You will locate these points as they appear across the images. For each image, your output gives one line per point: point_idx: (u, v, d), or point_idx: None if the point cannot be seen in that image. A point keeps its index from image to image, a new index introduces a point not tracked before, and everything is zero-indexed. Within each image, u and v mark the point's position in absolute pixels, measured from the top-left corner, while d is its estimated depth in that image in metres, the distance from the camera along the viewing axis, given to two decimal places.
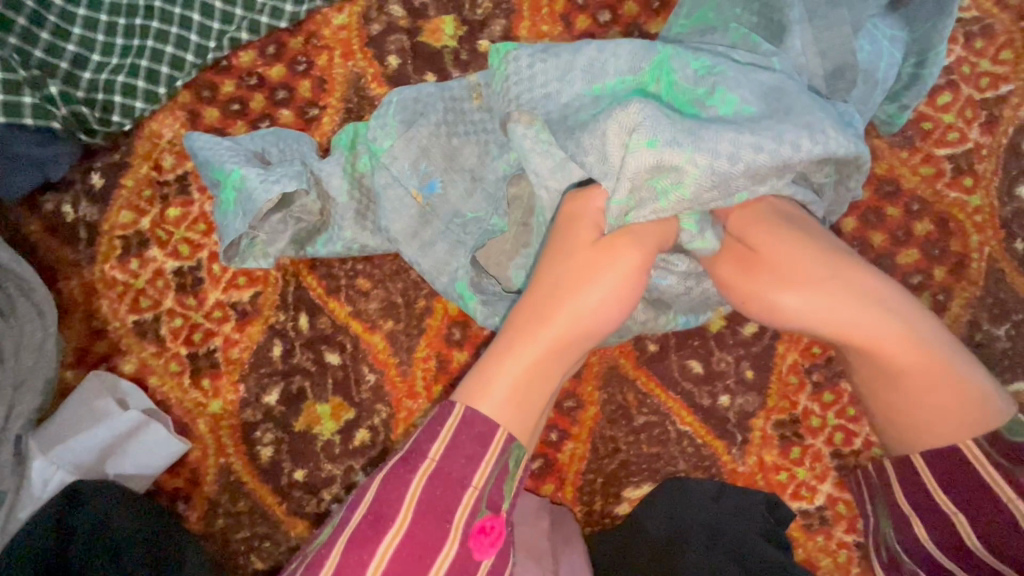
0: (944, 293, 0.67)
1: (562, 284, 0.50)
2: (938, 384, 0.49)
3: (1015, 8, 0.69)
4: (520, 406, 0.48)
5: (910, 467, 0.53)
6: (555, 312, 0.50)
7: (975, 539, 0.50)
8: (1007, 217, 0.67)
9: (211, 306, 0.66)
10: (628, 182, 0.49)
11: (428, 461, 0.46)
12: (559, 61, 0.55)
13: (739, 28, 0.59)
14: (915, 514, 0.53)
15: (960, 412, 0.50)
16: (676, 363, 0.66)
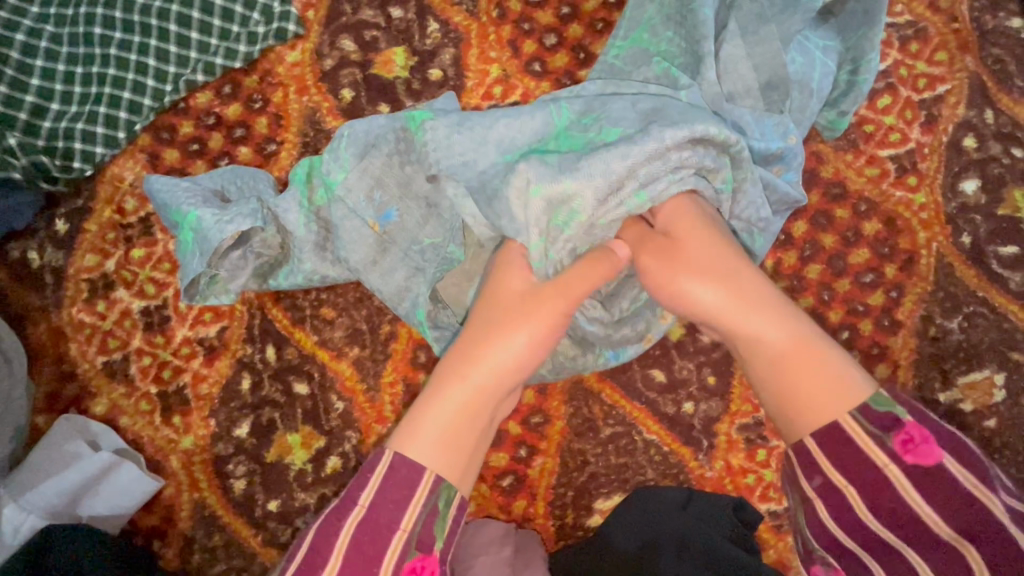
0: (896, 289, 0.69)
1: (486, 328, 0.54)
2: (805, 363, 0.50)
3: (946, 11, 0.71)
4: (448, 446, 0.51)
5: (812, 461, 0.50)
6: (477, 358, 0.53)
7: (872, 517, 0.47)
8: (952, 213, 0.69)
9: (178, 343, 0.67)
10: (535, 228, 0.55)
11: (358, 507, 0.49)
12: (467, 119, 0.59)
13: (661, 61, 0.62)
14: (817, 496, 0.50)
15: (826, 387, 0.49)
16: (639, 372, 0.67)
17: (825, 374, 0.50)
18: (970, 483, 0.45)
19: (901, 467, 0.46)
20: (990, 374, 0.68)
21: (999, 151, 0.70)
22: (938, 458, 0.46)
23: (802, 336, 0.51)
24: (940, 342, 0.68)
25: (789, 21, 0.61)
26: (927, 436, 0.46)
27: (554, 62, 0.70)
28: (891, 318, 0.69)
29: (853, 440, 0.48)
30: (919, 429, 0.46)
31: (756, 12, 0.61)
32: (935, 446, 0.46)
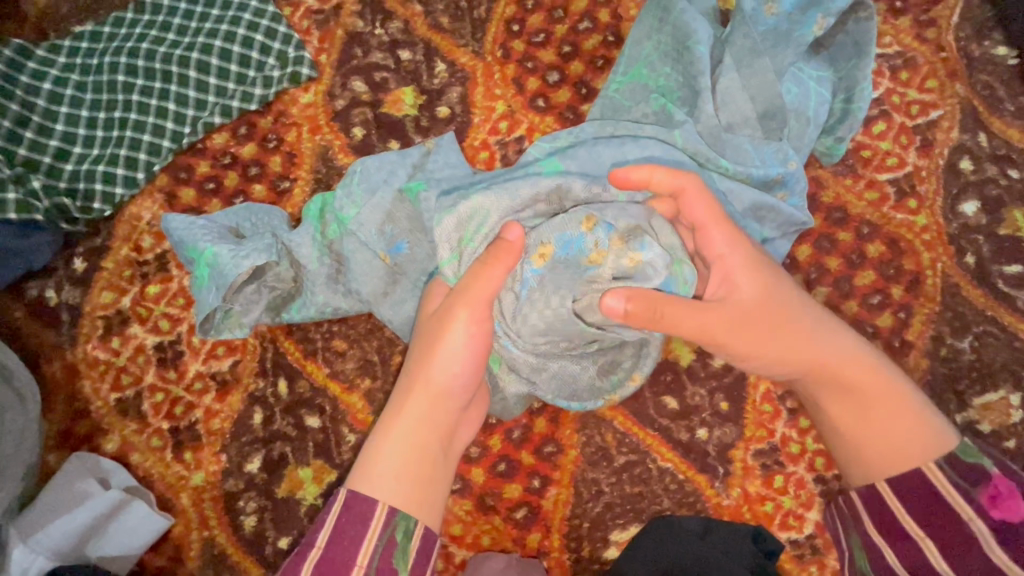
0: (904, 309, 0.69)
1: (424, 347, 0.54)
2: (893, 416, 0.54)
3: (932, 42, 0.74)
4: (403, 474, 0.51)
5: (879, 497, 0.54)
6: (415, 387, 0.54)
7: (941, 565, 0.49)
8: (955, 234, 0.70)
9: (191, 378, 0.67)
10: (445, 245, 0.56)
11: (315, 550, 0.47)
12: (456, 187, 0.63)
13: (659, 98, 0.64)
14: (881, 538, 0.54)
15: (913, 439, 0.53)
16: (651, 400, 0.67)
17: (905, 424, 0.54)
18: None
19: (987, 521, 0.47)
20: (1005, 394, 0.67)
21: (995, 172, 0.71)
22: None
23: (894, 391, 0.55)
24: (952, 362, 0.68)
25: (780, 54, 0.64)
26: (1014, 490, 0.48)
27: (558, 97, 0.72)
28: (901, 339, 0.69)
29: (934, 487, 0.51)
30: (1005, 483, 0.48)
31: (751, 45, 0.64)
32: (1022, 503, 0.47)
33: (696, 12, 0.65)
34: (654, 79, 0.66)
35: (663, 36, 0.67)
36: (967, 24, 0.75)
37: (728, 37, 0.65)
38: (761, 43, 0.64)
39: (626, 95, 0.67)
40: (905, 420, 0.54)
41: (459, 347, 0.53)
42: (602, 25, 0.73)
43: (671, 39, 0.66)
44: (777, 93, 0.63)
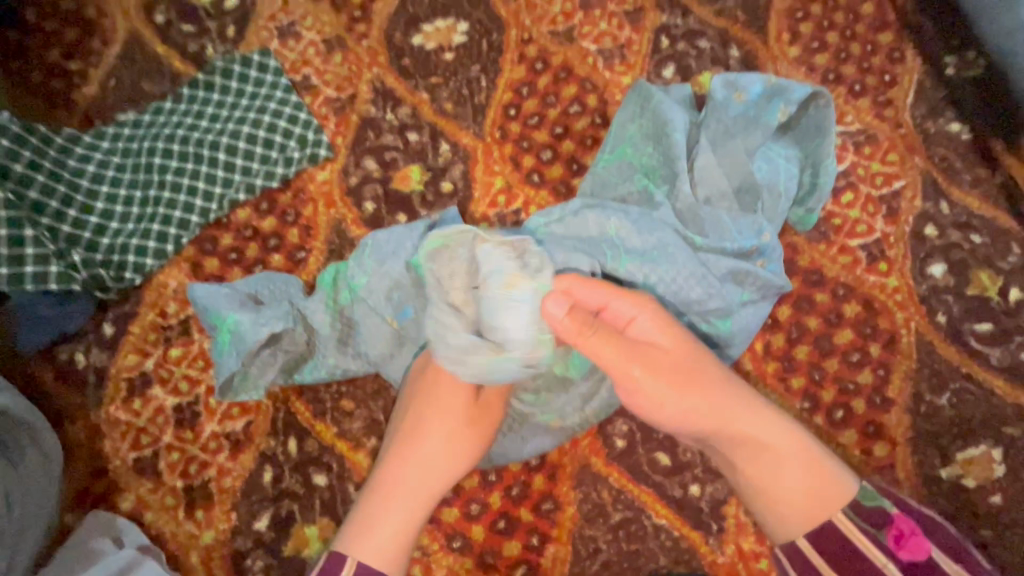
0: (883, 367, 0.73)
1: (407, 425, 0.61)
2: (812, 477, 0.57)
3: (891, 120, 0.82)
4: (389, 544, 0.57)
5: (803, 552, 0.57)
6: (414, 458, 0.60)
7: None
8: (925, 294, 0.75)
9: (206, 438, 0.71)
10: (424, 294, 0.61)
11: None
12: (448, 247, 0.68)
13: (642, 177, 0.72)
14: None
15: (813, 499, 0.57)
16: (644, 456, 0.70)
17: (816, 478, 0.57)
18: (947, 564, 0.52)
19: (898, 564, 0.53)
20: (986, 449, 0.70)
21: (959, 237, 0.77)
22: (926, 549, 0.53)
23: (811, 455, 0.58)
24: (933, 418, 0.71)
25: (749, 138, 0.71)
26: (912, 528, 0.54)
27: (551, 173, 0.79)
28: (882, 396, 0.72)
29: (859, 547, 0.54)
30: (906, 522, 0.54)
31: (720, 133, 0.72)
32: (924, 538, 0.53)
33: (672, 103, 0.73)
34: (637, 160, 0.73)
35: (644, 124, 0.74)
36: (922, 104, 0.82)
37: (702, 124, 0.73)
38: (731, 132, 0.72)
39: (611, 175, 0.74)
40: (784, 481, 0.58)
41: (443, 439, 0.60)
42: (590, 108, 0.82)
43: (649, 126, 0.73)
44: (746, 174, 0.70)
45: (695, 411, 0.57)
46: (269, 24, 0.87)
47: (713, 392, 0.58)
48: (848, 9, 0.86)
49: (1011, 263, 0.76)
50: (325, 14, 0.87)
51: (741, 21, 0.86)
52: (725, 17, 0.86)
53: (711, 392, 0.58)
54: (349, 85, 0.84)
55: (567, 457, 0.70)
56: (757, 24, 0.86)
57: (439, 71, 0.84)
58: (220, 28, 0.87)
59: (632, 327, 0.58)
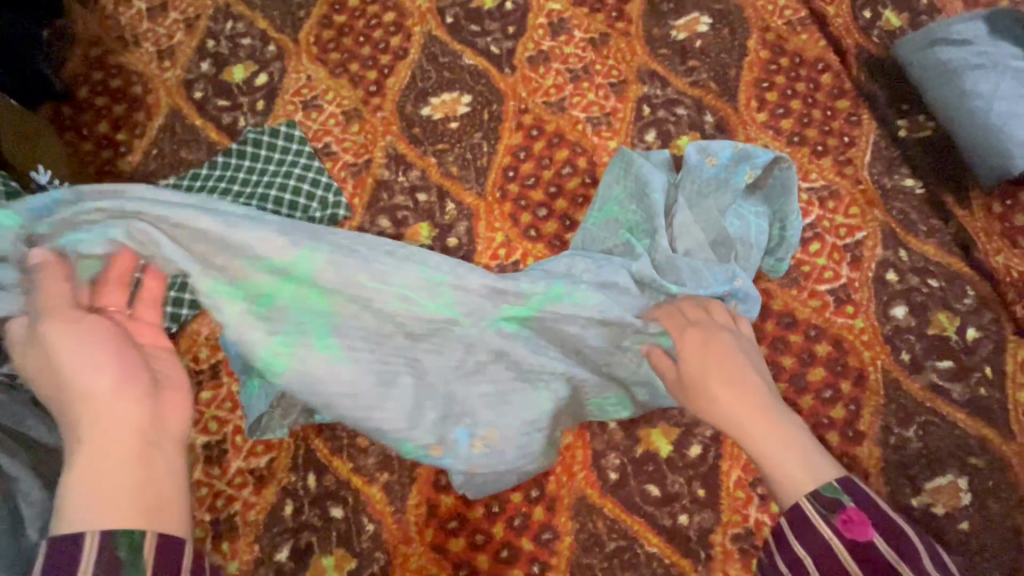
0: (854, 402, 0.79)
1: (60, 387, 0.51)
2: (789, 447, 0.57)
3: (851, 177, 0.91)
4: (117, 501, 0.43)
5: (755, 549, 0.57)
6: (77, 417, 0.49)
7: None
8: (889, 334, 0.82)
9: (232, 473, 0.77)
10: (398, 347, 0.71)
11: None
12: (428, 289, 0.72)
13: (626, 233, 0.80)
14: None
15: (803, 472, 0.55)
16: (636, 487, 0.75)
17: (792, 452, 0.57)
18: (894, 559, 0.47)
19: (841, 542, 0.49)
20: (953, 478, 0.75)
21: (917, 282, 0.84)
22: (872, 536, 0.48)
23: (784, 429, 0.59)
24: (902, 450, 0.77)
25: (719, 197, 0.80)
26: (864, 517, 0.49)
27: (546, 228, 0.88)
28: (854, 429, 0.78)
29: (806, 517, 0.51)
30: (857, 511, 0.50)
31: (694, 192, 0.81)
32: (870, 528, 0.49)
33: (653, 166, 0.83)
34: (622, 215, 0.82)
35: (629, 184, 0.83)
36: (879, 162, 0.92)
37: (679, 185, 0.82)
38: (701, 190, 0.81)
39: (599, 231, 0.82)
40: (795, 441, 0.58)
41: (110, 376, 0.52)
42: (580, 170, 0.91)
43: (632, 186, 0.82)
44: (717, 228, 0.79)
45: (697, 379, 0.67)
46: (294, 99, 0.99)
47: (744, 374, 0.66)
48: (808, 79, 0.97)
49: (967, 305, 0.83)
50: (344, 90, 0.99)
51: (713, 91, 0.97)
52: (698, 88, 0.97)
53: (727, 370, 0.66)
54: (365, 151, 0.94)
55: (564, 489, 0.76)
56: (727, 93, 0.97)
57: (446, 138, 0.94)
58: (251, 103, 0.99)
59: (694, 338, 0.69)
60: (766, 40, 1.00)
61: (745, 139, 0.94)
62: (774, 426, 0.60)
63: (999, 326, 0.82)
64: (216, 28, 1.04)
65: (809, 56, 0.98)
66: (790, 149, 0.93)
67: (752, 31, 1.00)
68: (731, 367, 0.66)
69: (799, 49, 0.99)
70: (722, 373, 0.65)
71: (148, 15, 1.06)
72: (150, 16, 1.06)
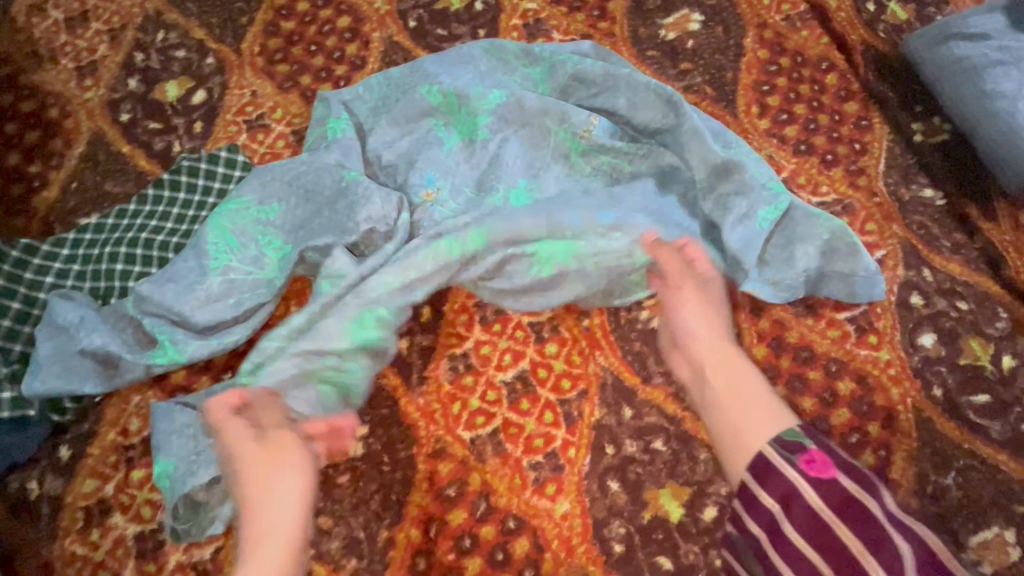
0: (884, 447, 0.70)
1: None
2: (743, 393, 0.64)
3: (865, 188, 0.82)
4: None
5: (773, 468, 0.57)
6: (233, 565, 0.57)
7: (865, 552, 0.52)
8: (918, 366, 0.73)
9: (171, 569, 0.65)
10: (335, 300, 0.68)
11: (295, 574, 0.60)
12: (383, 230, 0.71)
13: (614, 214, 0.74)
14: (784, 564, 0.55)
15: (765, 412, 0.62)
16: (645, 561, 0.65)
17: (762, 403, 0.63)
18: (860, 493, 0.54)
19: (808, 482, 0.56)
20: (1000, 531, 0.67)
21: (945, 305, 0.76)
22: (834, 473, 0.56)
23: (742, 367, 0.66)
24: (941, 501, 0.68)
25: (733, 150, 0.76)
26: (824, 458, 0.57)
27: None
28: (886, 479, 0.69)
29: (775, 468, 0.57)
30: (817, 451, 0.57)
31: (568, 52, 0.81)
32: (831, 466, 0.56)
33: (435, 63, 0.80)
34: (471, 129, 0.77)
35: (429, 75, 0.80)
36: (894, 171, 0.83)
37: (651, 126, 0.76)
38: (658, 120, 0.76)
39: (408, 111, 0.78)
40: (779, 416, 0.61)
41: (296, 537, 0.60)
42: None
43: (409, 69, 0.80)
44: (764, 182, 0.73)
45: (698, 333, 0.69)
46: (237, 118, 0.86)
47: (716, 324, 0.70)
48: (812, 80, 0.88)
49: (1000, 329, 0.75)
50: (294, 106, 0.87)
51: (709, 97, 0.87)
52: (692, 93, 0.87)
53: (726, 359, 0.67)
54: None
55: (562, 568, 0.65)
56: (725, 98, 0.87)
57: None
58: (187, 124, 0.86)
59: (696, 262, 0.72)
60: (763, 37, 0.90)
61: None
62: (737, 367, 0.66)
63: None
64: (146, 39, 0.91)
65: (812, 55, 0.89)
66: (797, 158, 0.84)
67: (748, 29, 0.91)
68: (723, 350, 0.68)
69: (800, 47, 0.90)
70: (705, 307, 0.71)
71: (66, 26, 0.93)
72: (68, 27, 0.93)
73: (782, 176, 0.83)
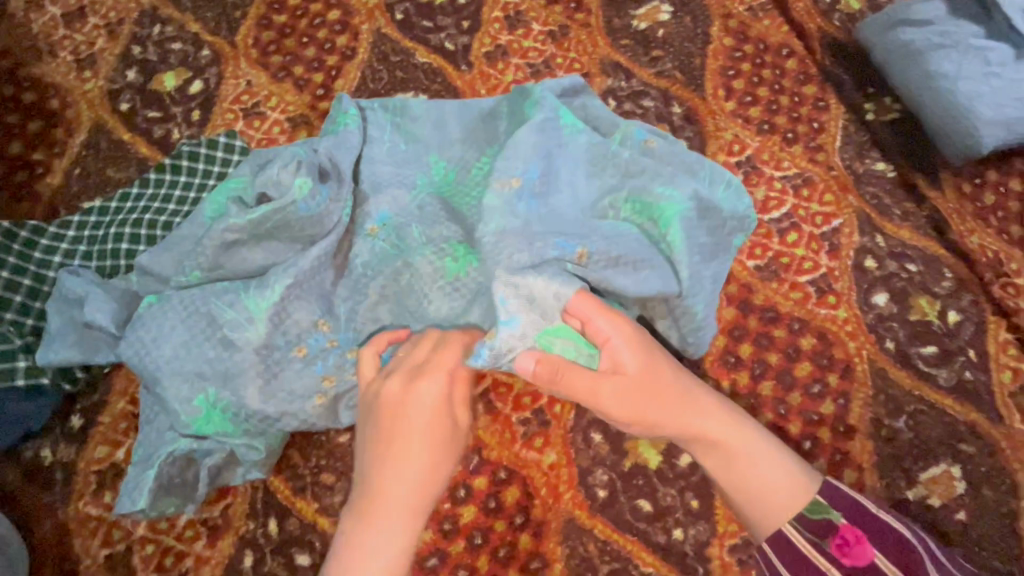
0: (843, 396, 0.77)
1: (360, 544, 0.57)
2: (744, 467, 0.62)
3: (823, 163, 0.89)
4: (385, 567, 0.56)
5: (795, 545, 0.60)
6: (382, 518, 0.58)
7: None
8: (873, 322, 0.80)
9: (182, 526, 0.69)
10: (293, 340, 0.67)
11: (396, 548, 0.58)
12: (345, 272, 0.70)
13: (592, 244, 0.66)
14: None
15: (778, 490, 0.61)
16: (627, 504, 0.71)
17: (779, 469, 0.62)
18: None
19: (840, 567, 0.57)
20: (947, 467, 0.74)
21: (896, 267, 0.83)
22: (870, 555, 0.57)
23: (730, 440, 0.62)
24: (894, 442, 0.75)
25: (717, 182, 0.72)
26: (858, 535, 0.58)
27: None
28: (844, 425, 0.76)
29: (799, 542, 0.60)
30: (851, 531, 0.58)
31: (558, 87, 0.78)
32: (867, 546, 0.57)
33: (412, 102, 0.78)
34: (458, 183, 0.73)
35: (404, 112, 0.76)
36: (849, 147, 0.90)
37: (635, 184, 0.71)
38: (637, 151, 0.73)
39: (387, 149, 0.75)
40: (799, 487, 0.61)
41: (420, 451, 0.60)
42: None
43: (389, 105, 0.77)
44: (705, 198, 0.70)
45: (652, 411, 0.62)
46: (233, 106, 0.91)
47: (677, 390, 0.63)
48: (773, 65, 0.95)
49: (946, 288, 0.82)
50: (288, 95, 0.92)
51: (679, 81, 0.93)
52: (664, 79, 0.93)
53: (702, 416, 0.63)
54: None
55: (550, 513, 0.70)
56: (693, 83, 0.93)
57: None
58: (185, 113, 0.90)
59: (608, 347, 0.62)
60: (728, 27, 0.97)
61: (715, 129, 0.91)
62: (732, 435, 0.63)
63: (979, 307, 0.81)
64: (142, 33, 0.95)
65: (773, 42, 0.96)
66: (761, 137, 0.90)
67: (714, 19, 0.97)
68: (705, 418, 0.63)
69: (763, 35, 0.96)
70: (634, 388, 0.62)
71: (64, 21, 0.96)
72: (66, 23, 0.96)
73: (747, 153, 0.89)
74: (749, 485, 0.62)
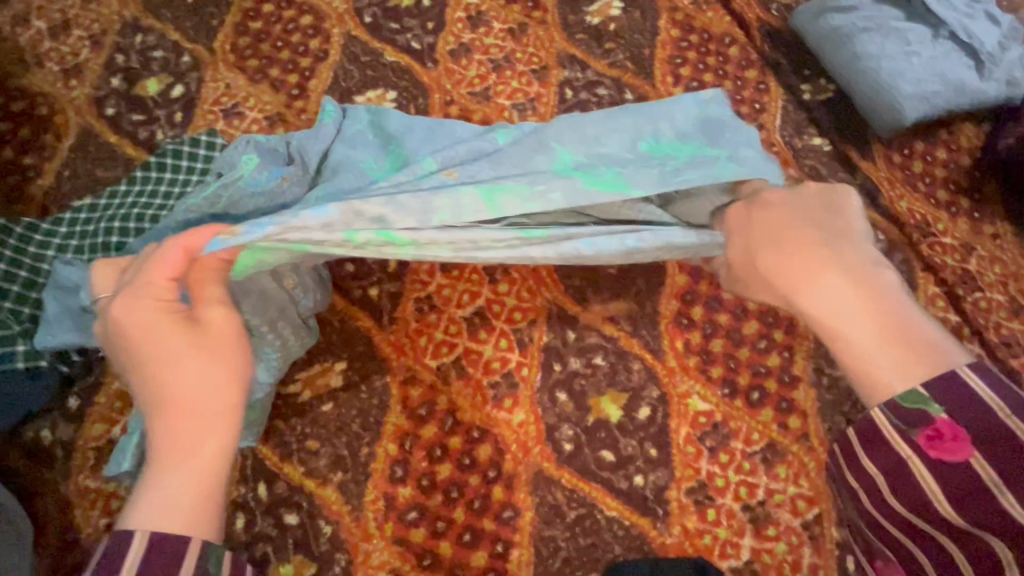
0: (788, 349, 0.82)
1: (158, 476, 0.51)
2: (866, 330, 0.51)
3: (765, 140, 0.96)
4: (179, 502, 0.50)
5: (881, 437, 0.50)
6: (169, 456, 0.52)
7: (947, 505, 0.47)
8: None
9: None
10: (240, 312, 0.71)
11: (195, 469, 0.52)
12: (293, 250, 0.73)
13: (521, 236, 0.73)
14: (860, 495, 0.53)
15: (916, 359, 0.48)
16: (591, 455, 0.77)
17: (916, 343, 0.49)
18: (996, 485, 0.44)
19: (924, 460, 0.47)
20: None
21: None
22: (965, 453, 0.45)
23: (866, 299, 0.52)
24: (835, 388, 0.81)
25: None
26: (958, 432, 0.46)
27: None
28: (789, 375, 0.81)
29: (883, 436, 0.49)
30: (949, 425, 0.46)
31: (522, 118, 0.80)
32: (965, 443, 0.45)
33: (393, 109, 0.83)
34: None
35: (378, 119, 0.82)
36: (789, 125, 0.97)
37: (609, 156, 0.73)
38: None
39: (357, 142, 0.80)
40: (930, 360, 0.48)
41: (194, 360, 0.55)
42: None
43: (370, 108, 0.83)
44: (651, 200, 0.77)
45: (787, 266, 0.56)
46: (214, 108, 0.96)
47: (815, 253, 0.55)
48: (717, 53, 1.02)
49: (879, 248, 0.89)
50: (265, 95, 0.98)
51: (630, 71, 1.00)
52: (616, 69, 1.00)
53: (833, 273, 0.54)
54: None
55: (520, 466, 0.76)
56: (644, 71, 1.00)
57: None
58: (168, 115, 0.96)
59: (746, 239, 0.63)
60: (674, 19, 1.04)
61: None
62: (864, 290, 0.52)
63: (909, 265, 0.88)
64: (125, 42, 1.01)
65: (716, 32, 1.04)
66: None
67: (662, 12, 1.05)
68: (828, 274, 0.54)
69: (707, 26, 1.04)
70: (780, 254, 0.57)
71: (49, 34, 1.02)
72: (51, 35, 1.01)
73: None
74: (862, 360, 0.50)
